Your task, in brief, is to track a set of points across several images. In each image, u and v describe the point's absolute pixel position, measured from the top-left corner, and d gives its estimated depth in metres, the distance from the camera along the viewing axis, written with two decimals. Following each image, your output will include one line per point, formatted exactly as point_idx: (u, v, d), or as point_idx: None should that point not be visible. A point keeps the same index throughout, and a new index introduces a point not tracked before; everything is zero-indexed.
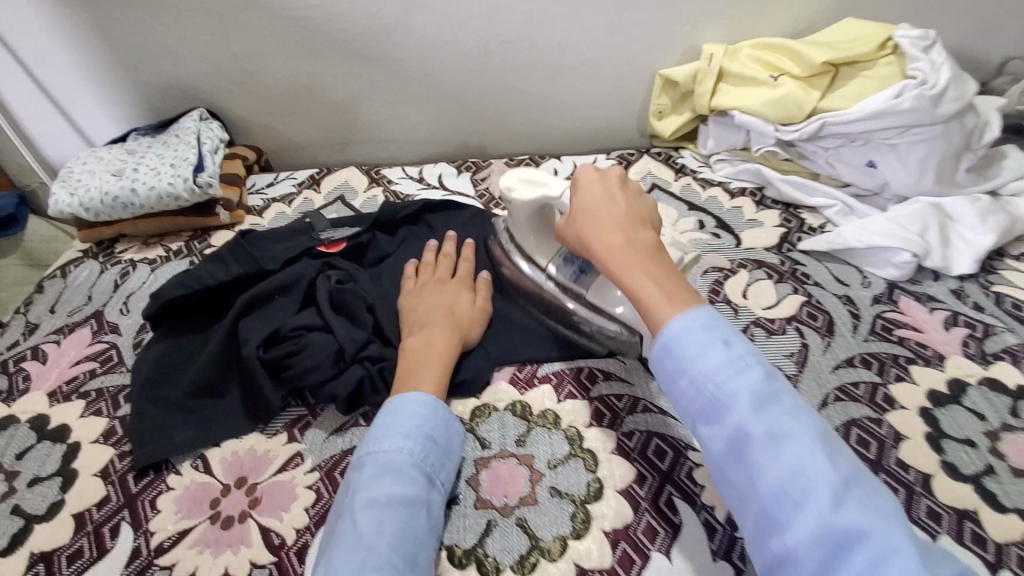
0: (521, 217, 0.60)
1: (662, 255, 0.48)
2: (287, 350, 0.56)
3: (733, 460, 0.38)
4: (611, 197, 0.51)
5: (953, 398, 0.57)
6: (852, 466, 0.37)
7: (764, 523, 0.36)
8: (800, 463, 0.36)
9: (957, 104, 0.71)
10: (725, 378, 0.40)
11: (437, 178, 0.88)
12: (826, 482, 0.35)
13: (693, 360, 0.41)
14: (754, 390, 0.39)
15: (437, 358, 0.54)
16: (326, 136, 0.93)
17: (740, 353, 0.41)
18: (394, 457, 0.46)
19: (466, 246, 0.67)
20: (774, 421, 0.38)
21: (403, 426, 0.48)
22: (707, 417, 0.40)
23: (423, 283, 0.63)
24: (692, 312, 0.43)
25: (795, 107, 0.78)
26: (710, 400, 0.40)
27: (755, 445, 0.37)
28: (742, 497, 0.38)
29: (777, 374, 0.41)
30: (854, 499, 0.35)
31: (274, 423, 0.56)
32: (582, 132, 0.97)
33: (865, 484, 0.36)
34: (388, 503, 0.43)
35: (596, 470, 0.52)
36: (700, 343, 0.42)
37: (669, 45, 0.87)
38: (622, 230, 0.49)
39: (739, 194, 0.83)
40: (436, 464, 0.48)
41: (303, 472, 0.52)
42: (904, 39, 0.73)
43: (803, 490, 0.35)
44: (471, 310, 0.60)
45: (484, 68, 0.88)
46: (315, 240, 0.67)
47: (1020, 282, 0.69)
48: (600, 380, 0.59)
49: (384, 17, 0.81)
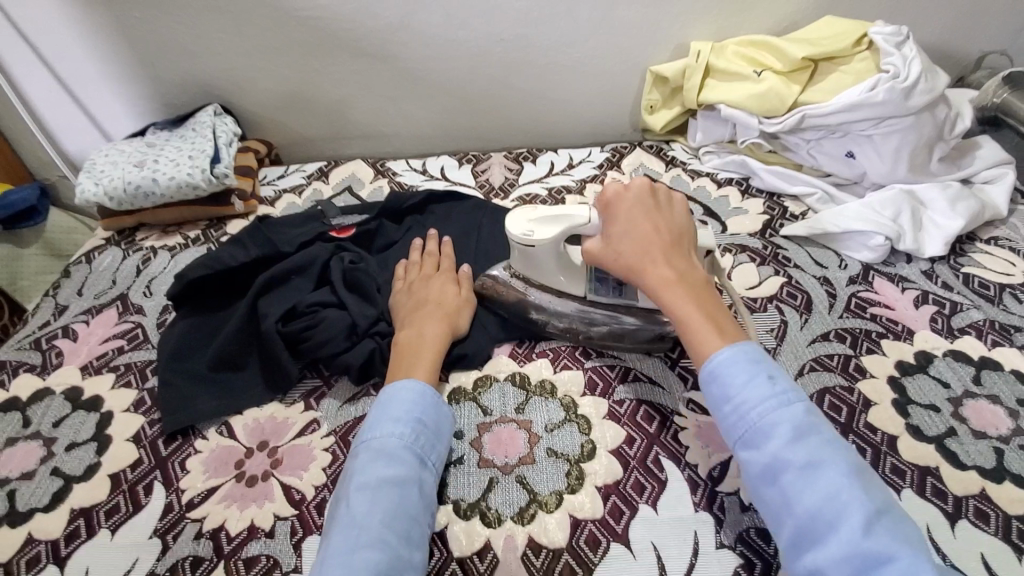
0: (545, 258, 0.61)
1: (706, 287, 0.53)
2: (304, 324, 0.60)
3: (770, 481, 0.42)
4: (654, 225, 0.54)
5: (920, 367, 0.62)
6: (882, 496, 0.40)
7: (799, 540, 0.40)
8: (834, 490, 0.40)
9: (928, 96, 0.75)
10: (769, 409, 0.44)
11: (439, 170, 0.93)
12: (859, 509, 0.39)
13: (739, 388, 0.45)
14: (796, 422, 0.43)
15: (430, 347, 0.58)
16: (334, 130, 0.98)
17: (783, 387, 0.45)
18: (385, 442, 0.49)
19: (443, 245, 0.71)
20: (813, 451, 0.42)
21: (394, 412, 0.51)
22: (748, 442, 0.44)
23: (410, 280, 0.66)
24: (740, 347, 0.47)
25: (777, 100, 0.82)
26: (753, 426, 0.44)
27: (793, 472, 0.41)
28: (778, 517, 0.42)
29: (815, 410, 0.45)
30: (884, 524, 0.38)
31: (291, 393, 0.60)
32: (577, 126, 1.02)
33: (893, 513, 0.40)
34: (379, 484, 0.46)
35: (589, 433, 0.56)
36: (746, 374, 0.46)
37: (660, 42, 0.92)
38: (674, 264, 0.53)
39: (726, 184, 0.88)
40: (427, 446, 0.51)
41: (320, 436, 0.56)
42: (879, 35, 0.77)
43: (835, 514, 0.39)
44: (458, 301, 0.64)
45: (483, 65, 0.92)
46: (326, 226, 0.72)
47: (987, 263, 0.73)
48: (593, 354, 0.64)
49: (389, 16, 0.85)
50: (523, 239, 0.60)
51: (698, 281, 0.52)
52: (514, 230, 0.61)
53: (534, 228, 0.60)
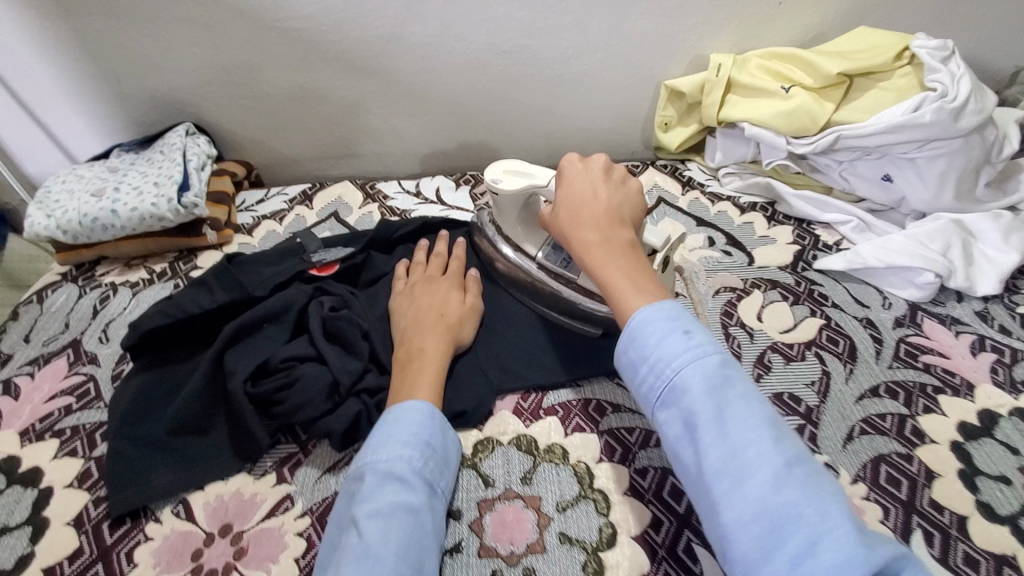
0: (507, 208, 0.60)
1: (637, 255, 0.50)
2: (278, 383, 0.52)
3: (684, 439, 0.40)
4: (589, 195, 0.52)
5: (985, 430, 0.54)
6: (798, 450, 0.37)
7: (707, 500, 0.38)
8: (742, 444, 0.37)
9: (979, 117, 0.68)
10: (680, 364, 0.41)
11: (434, 192, 0.85)
12: (766, 463, 0.36)
13: (652, 347, 0.43)
14: (709, 377, 0.40)
15: (432, 360, 0.53)
16: (321, 149, 0.90)
17: (698, 342, 0.42)
18: (394, 466, 0.44)
19: (456, 245, 0.67)
20: (725, 405, 0.39)
21: (400, 433, 0.46)
22: (664, 402, 0.42)
23: (413, 283, 0.62)
24: (660, 307, 0.44)
25: (808, 119, 0.75)
26: (667, 385, 0.42)
27: (703, 426, 0.39)
28: (690, 478, 0.39)
29: (734, 365, 0.42)
30: (796, 480, 0.35)
31: (262, 462, 0.52)
32: (583, 144, 0.94)
33: (808, 466, 0.36)
34: (392, 512, 0.41)
35: (608, 514, 0.48)
36: (659, 331, 0.43)
37: (676, 55, 0.84)
38: (599, 231, 0.50)
39: (749, 209, 0.81)
40: (437, 472, 0.46)
41: (293, 517, 0.48)
42: (922, 49, 0.70)
43: (744, 470, 0.36)
44: (461, 309, 0.59)
45: (482, 79, 0.84)
46: (305, 262, 0.64)
47: None
48: (609, 412, 0.55)
49: (379, 27, 0.77)
50: (489, 185, 0.59)
51: (624, 249, 0.50)
52: (486, 174, 0.60)
53: (502, 178, 0.59)
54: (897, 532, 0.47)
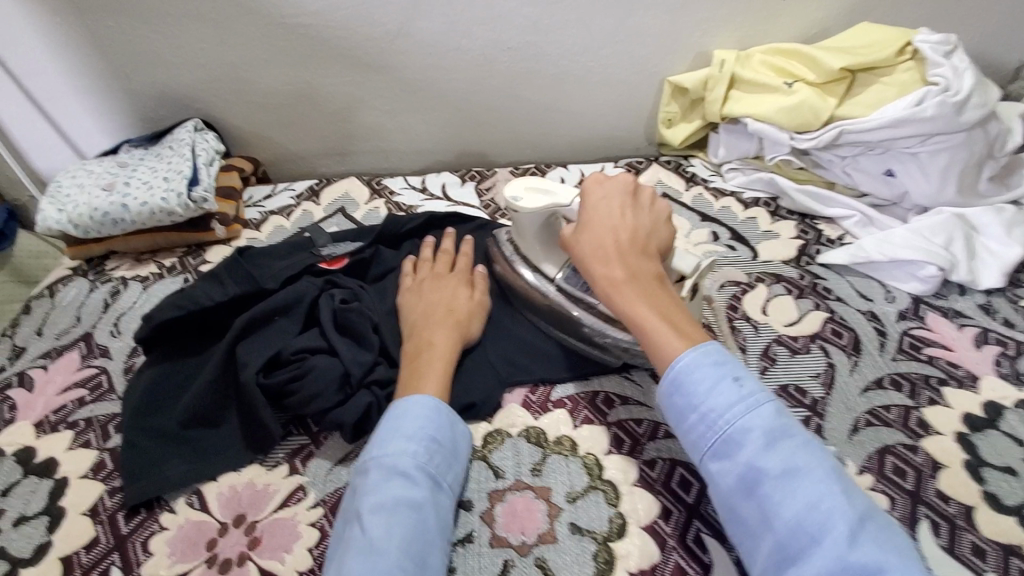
0: (528, 228, 0.59)
1: (665, 290, 0.50)
2: (290, 376, 0.53)
3: (743, 492, 0.40)
4: (620, 224, 0.52)
5: (989, 421, 0.55)
6: (864, 502, 0.38)
7: (779, 557, 0.38)
8: (814, 499, 0.38)
9: (981, 111, 0.69)
10: (736, 415, 0.42)
11: (440, 188, 0.86)
12: (842, 518, 0.36)
13: (705, 397, 0.43)
14: (767, 428, 0.41)
15: (440, 356, 0.53)
16: (326, 146, 0.90)
17: (750, 390, 0.43)
18: (399, 461, 0.45)
19: (463, 243, 0.67)
20: (788, 457, 0.39)
21: (406, 428, 0.47)
22: (719, 454, 0.42)
23: (421, 280, 0.62)
24: (701, 351, 0.45)
25: (811, 114, 0.76)
26: (722, 436, 0.42)
27: (768, 481, 0.39)
28: (754, 533, 0.40)
29: (785, 412, 0.43)
30: (869, 532, 0.36)
31: (274, 453, 0.53)
32: (588, 140, 0.95)
33: (876, 519, 0.37)
34: (395, 506, 0.42)
35: (617, 504, 0.49)
36: (711, 380, 0.44)
37: (679, 51, 0.85)
38: (628, 264, 0.50)
39: (753, 205, 0.81)
40: (443, 467, 0.47)
41: (306, 508, 0.49)
42: (925, 44, 0.71)
43: (818, 525, 0.37)
44: (469, 305, 0.60)
45: (488, 75, 0.85)
46: (315, 255, 0.64)
47: None
48: (616, 405, 0.56)
49: (386, 23, 0.78)
50: (509, 202, 0.58)
51: (656, 284, 0.50)
52: (507, 192, 0.59)
53: (522, 196, 0.58)
54: (903, 521, 0.48)
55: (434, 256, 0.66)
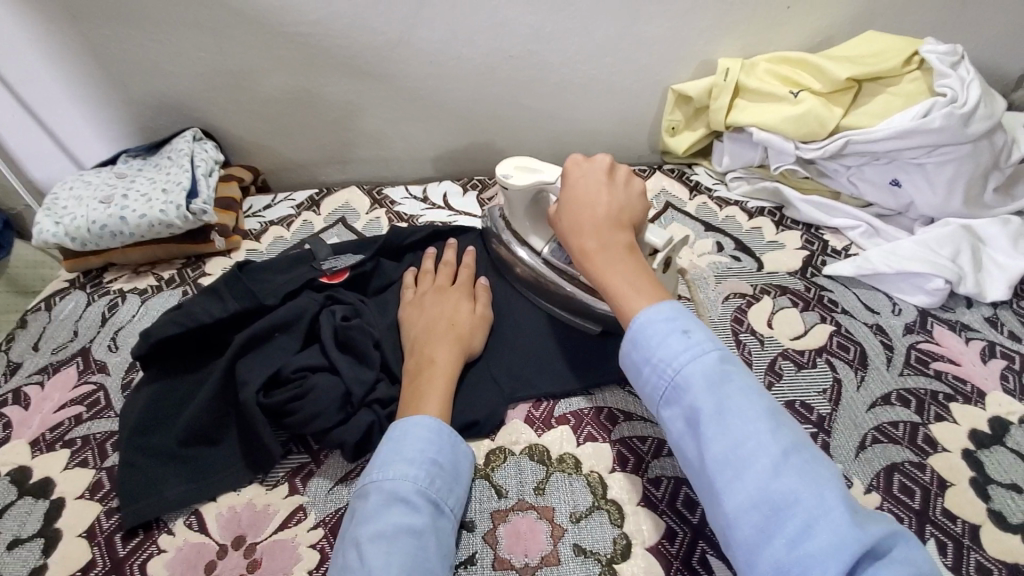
0: (517, 203, 0.61)
1: (638, 259, 0.51)
2: (290, 395, 0.52)
3: (685, 435, 0.42)
4: (593, 199, 0.54)
5: (996, 438, 0.54)
6: (796, 438, 0.39)
7: (711, 491, 0.40)
8: (742, 437, 0.39)
9: (988, 122, 0.68)
10: (681, 363, 0.43)
11: (441, 198, 0.85)
12: (766, 455, 0.38)
13: (654, 346, 0.44)
14: (708, 373, 0.42)
15: (442, 372, 0.52)
16: (326, 154, 0.90)
17: (696, 340, 0.44)
18: (399, 486, 0.44)
19: (466, 255, 0.67)
20: (724, 400, 0.40)
21: (407, 451, 0.46)
22: (667, 399, 0.44)
23: (423, 294, 0.62)
24: (659, 309, 0.46)
25: (817, 123, 0.75)
26: (669, 383, 0.43)
27: (705, 422, 0.40)
28: (695, 471, 0.41)
29: (731, 358, 0.44)
30: (793, 465, 0.37)
31: (274, 472, 0.52)
32: (590, 148, 0.94)
33: (805, 453, 0.38)
34: (395, 534, 0.41)
35: (622, 525, 0.48)
36: (660, 331, 0.45)
37: (683, 59, 0.84)
38: (600, 236, 0.52)
39: (757, 215, 0.81)
40: (444, 489, 0.46)
41: (306, 529, 0.48)
42: (933, 55, 0.70)
43: (745, 461, 0.38)
44: (472, 319, 0.59)
45: (490, 83, 0.84)
46: (316, 269, 0.63)
47: None
48: (621, 421, 0.55)
49: (387, 32, 0.77)
50: (499, 179, 0.59)
51: (626, 252, 0.51)
52: (498, 169, 0.61)
53: (512, 174, 0.59)
54: None
55: (436, 269, 0.66)
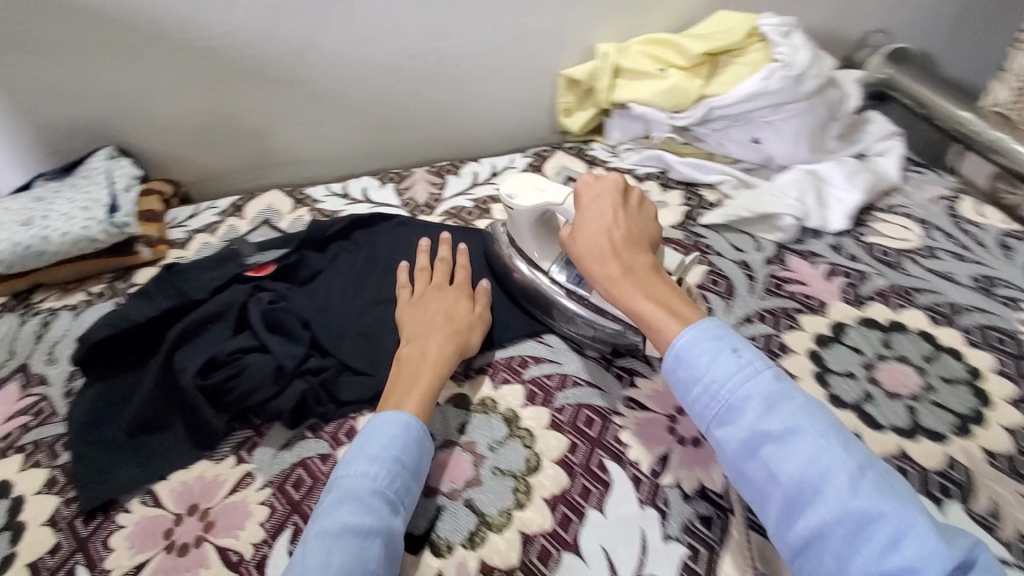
0: (522, 223, 0.66)
1: (662, 279, 0.53)
2: (226, 374, 0.58)
3: (751, 457, 0.42)
4: (610, 218, 0.56)
5: (834, 337, 0.65)
6: (864, 453, 0.41)
7: (789, 508, 0.40)
8: (813, 455, 0.40)
9: (819, 80, 0.81)
10: (737, 383, 0.44)
11: (361, 192, 0.91)
12: (842, 470, 0.39)
13: (707, 367, 0.45)
14: (766, 392, 0.43)
15: (431, 367, 0.57)
16: (246, 162, 0.94)
17: (748, 359, 0.45)
18: (358, 484, 0.47)
19: (460, 253, 0.69)
20: (787, 418, 0.42)
21: (372, 450, 0.50)
22: (723, 420, 0.44)
23: (422, 292, 0.65)
24: (701, 327, 0.47)
25: (683, 96, 0.86)
26: (725, 404, 0.44)
27: (771, 443, 0.42)
28: (763, 489, 0.42)
29: (784, 375, 0.45)
30: (869, 479, 0.39)
31: (221, 448, 0.57)
32: (497, 136, 1.02)
33: (876, 467, 0.40)
34: (345, 530, 0.44)
35: (533, 446, 0.56)
36: (710, 353, 0.46)
37: (569, 46, 0.93)
38: (623, 260, 0.54)
39: (646, 178, 0.90)
40: (403, 489, 0.49)
41: (255, 490, 0.54)
42: (769, 27, 0.82)
43: (821, 479, 0.40)
44: (469, 317, 0.63)
45: (396, 80, 0.91)
46: (242, 266, 0.70)
47: (887, 231, 0.78)
48: (531, 364, 0.64)
49: (291, 40, 0.83)
50: (505, 199, 0.64)
51: (649, 273, 0.54)
52: (503, 187, 0.65)
53: (517, 195, 0.64)
54: None
55: (432, 266, 0.69)
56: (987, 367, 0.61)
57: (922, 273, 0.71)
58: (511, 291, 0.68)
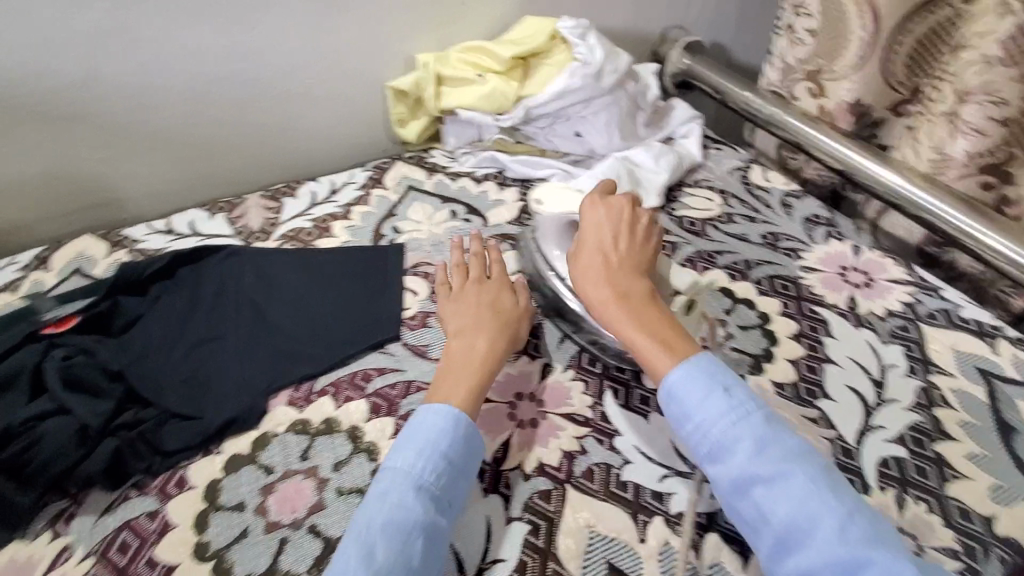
0: (550, 227, 0.69)
1: (659, 307, 0.57)
2: (21, 446, 0.53)
3: (742, 496, 0.47)
4: (610, 247, 0.60)
5: None
6: (851, 497, 0.45)
7: (780, 547, 0.44)
8: (802, 498, 0.45)
9: (616, 75, 0.89)
10: (728, 424, 0.48)
11: (187, 226, 0.85)
12: (830, 514, 0.43)
13: (699, 405, 0.50)
14: (757, 434, 0.48)
15: (480, 360, 0.58)
16: (48, 211, 0.84)
17: (739, 400, 0.49)
18: (406, 476, 0.48)
19: (490, 250, 0.71)
20: (777, 461, 0.46)
21: (420, 442, 0.50)
22: (714, 457, 0.49)
23: (461, 287, 0.67)
24: (693, 365, 0.51)
25: (502, 98, 0.91)
26: (717, 443, 0.48)
27: (761, 483, 0.46)
28: (754, 526, 0.46)
29: (773, 417, 0.50)
30: (856, 524, 0.43)
31: (33, 526, 0.53)
32: (333, 152, 1.01)
33: (863, 512, 0.44)
34: (390, 523, 0.45)
35: (377, 458, 0.57)
36: (704, 392, 0.50)
37: (389, 59, 0.94)
38: (618, 288, 0.58)
39: (484, 180, 0.93)
40: (450, 486, 0.49)
41: (72, 565, 0.50)
42: (567, 29, 0.89)
43: (810, 522, 0.44)
44: (515, 311, 0.64)
45: (209, 106, 0.86)
46: (39, 323, 0.64)
47: (694, 204, 0.87)
48: (374, 377, 0.64)
49: (76, 73, 0.76)
50: (534, 203, 0.71)
51: (644, 301, 0.57)
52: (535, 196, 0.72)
53: (545, 200, 0.70)
54: (594, 395, 0.62)
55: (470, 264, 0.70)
56: (775, 312, 0.70)
57: (722, 238, 0.81)
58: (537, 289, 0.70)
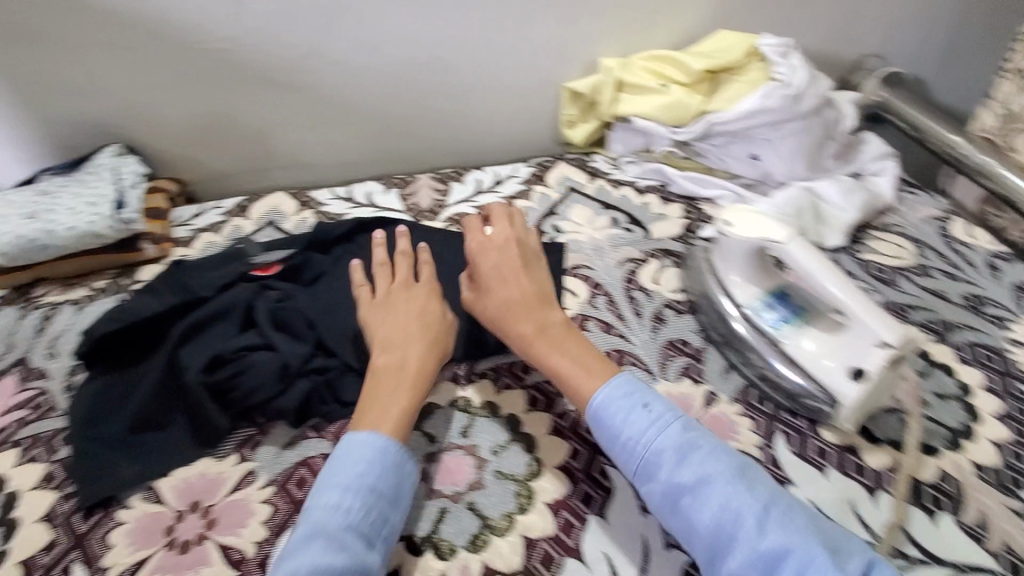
0: (734, 253, 0.65)
1: (574, 334, 0.58)
2: (232, 372, 0.59)
3: (672, 507, 0.47)
4: (513, 283, 0.60)
5: None
6: (769, 490, 0.46)
7: (712, 554, 0.45)
8: (723, 501, 0.45)
9: (815, 100, 0.85)
10: (650, 438, 0.49)
11: (365, 197, 0.92)
12: (750, 513, 0.45)
13: (622, 424, 0.50)
14: (677, 443, 0.49)
15: (408, 380, 0.55)
16: (247, 164, 0.94)
17: (658, 412, 0.50)
18: (332, 516, 0.46)
19: (423, 249, 0.67)
20: (697, 467, 0.47)
21: (342, 478, 0.49)
22: (642, 474, 0.49)
23: (385, 293, 0.63)
24: (614, 392, 0.52)
25: (684, 110, 0.88)
26: (643, 460, 0.49)
27: (686, 492, 0.47)
28: (687, 536, 0.47)
29: (689, 423, 0.51)
30: (775, 519, 0.44)
31: (223, 445, 0.59)
32: (498, 143, 1.03)
33: (781, 503, 0.46)
34: (320, 566, 0.43)
35: (534, 451, 0.57)
36: (624, 409, 0.51)
37: (572, 60, 0.95)
38: (535, 319, 0.58)
39: (646, 191, 0.91)
40: (378, 520, 0.48)
41: (256, 488, 0.56)
42: (767, 47, 0.86)
43: (732, 524, 0.45)
44: (443, 322, 0.61)
45: (401, 89, 0.92)
46: (247, 265, 0.70)
47: (883, 248, 0.79)
48: (533, 369, 0.63)
49: (300, 46, 0.84)
50: (720, 223, 0.63)
51: (563, 331, 0.58)
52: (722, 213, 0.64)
53: (736, 222, 0.62)
54: (762, 435, 0.59)
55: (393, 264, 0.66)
56: (978, 385, 0.63)
57: (916, 291, 0.73)
58: (703, 315, 0.69)
